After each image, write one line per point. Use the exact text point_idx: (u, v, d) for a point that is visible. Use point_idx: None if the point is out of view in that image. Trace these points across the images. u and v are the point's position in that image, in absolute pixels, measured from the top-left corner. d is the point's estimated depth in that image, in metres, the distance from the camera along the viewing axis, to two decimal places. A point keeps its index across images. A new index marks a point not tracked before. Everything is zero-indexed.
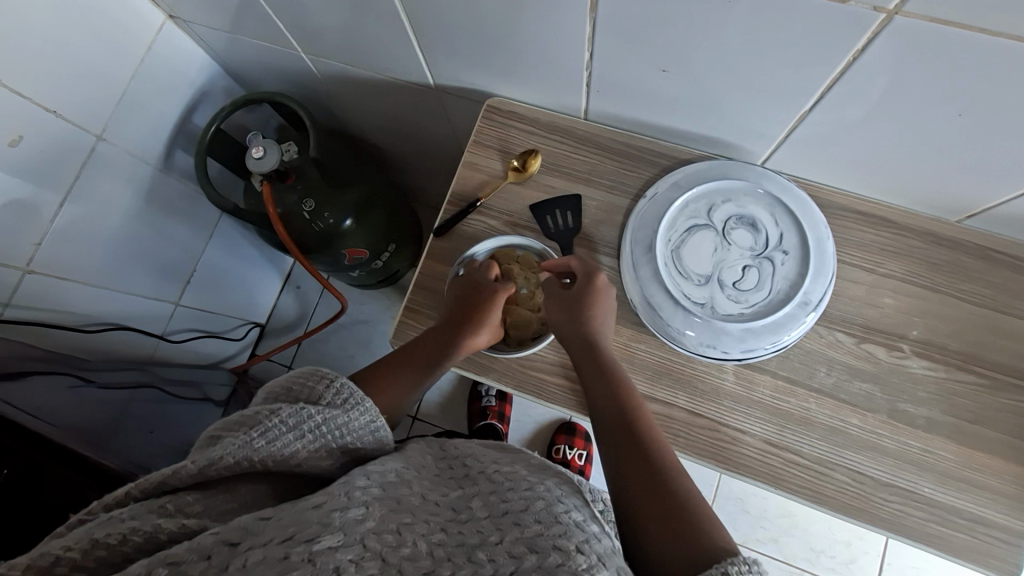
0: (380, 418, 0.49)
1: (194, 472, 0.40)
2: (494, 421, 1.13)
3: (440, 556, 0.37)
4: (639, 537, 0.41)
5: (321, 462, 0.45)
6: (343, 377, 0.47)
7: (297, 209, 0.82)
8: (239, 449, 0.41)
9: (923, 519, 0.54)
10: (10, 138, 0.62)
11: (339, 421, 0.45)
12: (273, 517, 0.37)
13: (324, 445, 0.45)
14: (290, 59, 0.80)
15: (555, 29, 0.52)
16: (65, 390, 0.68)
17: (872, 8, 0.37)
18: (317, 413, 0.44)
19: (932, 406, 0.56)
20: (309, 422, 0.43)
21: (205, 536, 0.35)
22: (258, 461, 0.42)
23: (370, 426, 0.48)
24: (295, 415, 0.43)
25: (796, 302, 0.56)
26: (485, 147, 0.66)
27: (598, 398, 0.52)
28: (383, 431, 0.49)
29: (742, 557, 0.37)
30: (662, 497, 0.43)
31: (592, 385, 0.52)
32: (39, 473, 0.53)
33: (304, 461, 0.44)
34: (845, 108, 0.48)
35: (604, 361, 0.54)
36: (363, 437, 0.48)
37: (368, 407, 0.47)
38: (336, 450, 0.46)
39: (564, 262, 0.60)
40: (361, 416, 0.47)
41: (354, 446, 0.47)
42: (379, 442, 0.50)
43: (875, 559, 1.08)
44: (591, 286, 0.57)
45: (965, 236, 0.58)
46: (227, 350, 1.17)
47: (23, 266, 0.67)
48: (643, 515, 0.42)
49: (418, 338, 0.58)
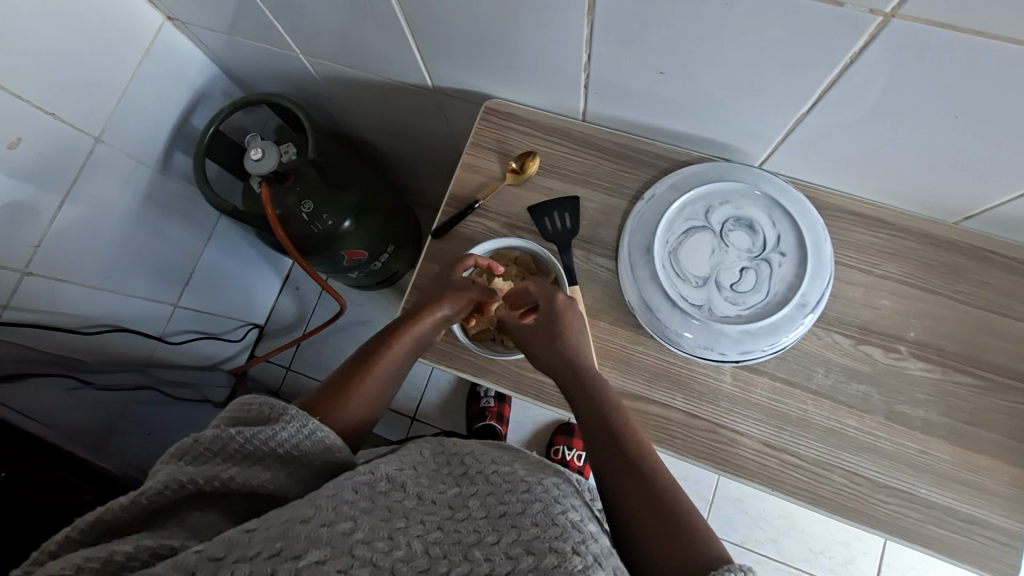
0: (318, 423, 0.47)
1: (127, 505, 0.40)
2: (493, 422, 1.13)
3: (436, 554, 0.38)
4: (638, 537, 0.42)
5: (262, 475, 0.44)
6: (263, 397, 0.48)
7: (296, 210, 0.82)
8: (167, 475, 0.41)
9: (920, 520, 0.54)
10: (9, 140, 0.62)
11: (263, 433, 0.44)
12: (258, 528, 0.37)
13: (257, 458, 0.44)
14: (289, 60, 0.80)
15: (553, 32, 0.52)
16: (62, 391, 0.69)
17: (869, 11, 0.37)
18: (238, 429, 0.44)
19: (930, 407, 0.56)
20: (232, 440, 0.44)
21: (189, 555, 0.35)
22: (190, 481, 0.41)
23: (304, 433, 0.46)
24: (217, 436, 0.44)
25: (794, 304, 0.56)
26: (484, 149, 0.66)
27: (583, 409, 0.52)
28: (324, 433, 0.47)
29: (738, 565, 0.38)
30: (657, 499, 0.43)
31: (579, 395, 0.53)
32: (37, 474, 0.53)
33: (238, 477, 0.43)
34: (842, 110, 0.48)
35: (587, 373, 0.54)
36: (302, 445, 0.46)
37: (294, 413, 0.46)
38: (275, 462, 0.45)
39: (522, 289, 0.60)
40: (289, 424, 0.45)
41: (295, 456, 0.45)
42: (325, 445, 0.47)
43: (874, 560, 1.08)
44: (554, 304, 0.57)
45: (962, 237, 0.58)
46: (225, 351, 1.17)
47: (21, 268, 0.67)
48: (640, 511, 0.43)
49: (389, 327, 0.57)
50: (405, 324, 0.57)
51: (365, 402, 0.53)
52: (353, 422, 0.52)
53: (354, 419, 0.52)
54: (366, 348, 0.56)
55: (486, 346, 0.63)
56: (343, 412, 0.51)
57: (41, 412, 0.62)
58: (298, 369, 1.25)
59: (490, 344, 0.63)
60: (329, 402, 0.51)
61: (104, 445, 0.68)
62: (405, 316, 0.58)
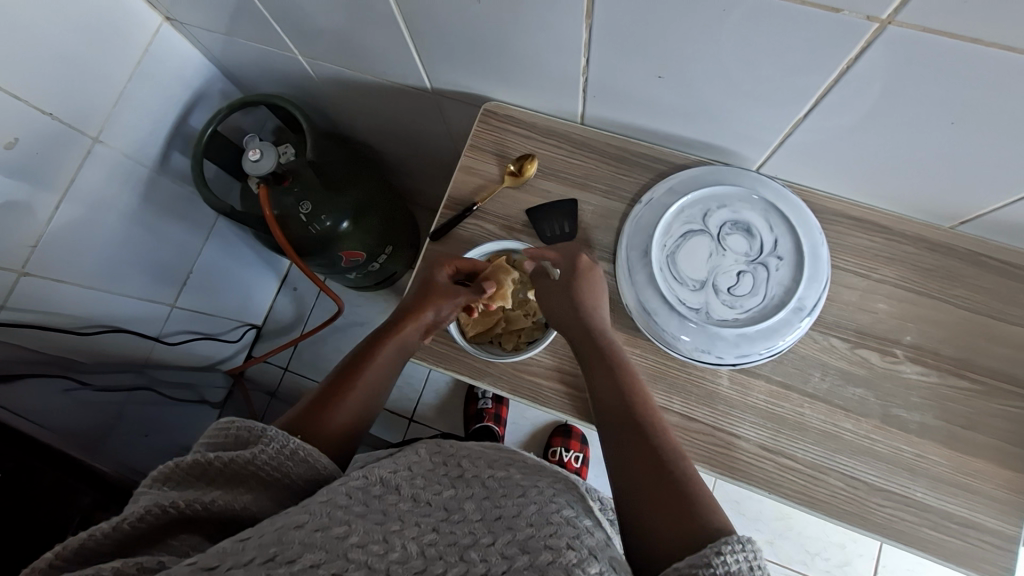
0: (299, 441, 0.46)
1: (109, 531, 0.39)
2: (491, 424, 1.13)
3: (432, 555, 0.38)
4: (644, 527, 0.42)
5: (245, 499, 0.44)
6: (240, 420, 0.47)
7: (293, 211, 0.81)
8: (148, 500, 0.41)
9: (916, 524, 0.54)
10: (5, 141, 0.62)
11: (242, 456, 0.44)
12: (251, 537, 0.38)
13: (239, 481, 0.44)
14: (288, 62, 0.80)
15: (551, 36, 0.52)
16: (56, 393, 0.69)
17: (866, 18, 0.38)
18: (217, 454, 0.44)
19: (925, 411, 0.56)
20: (211, 464, 0.44)
21: (182, 567, 0.35)
22: (171, 506, 0.41)
23: (284, 452, 0.45)
24: (196, 461, 0.44)
25: (791, 307, 0.57)
26: (483, 152, 0.66)
27: (604, 390, 0.52)
28: (303, 450, 0.46)
29: (737, 536, 0.38)
30: (673, 490, 0.43)
31: (597, 374, 0.54)
32: (33, 478, 0.53)
33: (220, 499, 0.43)
34: (838, 115, 0.48)
35: (605, 352, 0.55)
36: (284, 467, 0.45)
37: (272, 434, 0.45)
38: (257, 485, 0.45)
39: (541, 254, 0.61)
40: (268, 446, 0.45)
41: (277, 478, 0.45)
42: (308, 464, 0.46)
43: (870, 562, 1.09)
44: (575, 272, 0.59)
45: (959, 242, 0.58)
46: (223, 351, 1.17)
47: (18, 269, 0.67)
48: (651, 504, 0.43)
49: (375, 339, 0.58)
50: (392, 330, 0.58)
51: (356, 413, 0.53)
52: (344, 429, 0.51)
53: (344, 425, 0.51)
54: (352, 356, 0.57)
55: (484, 348, 0.63)
56: (332, 421, 0.50)
57: (36, 415, 0.62)
58: (296, 370, 1.25)
59: (488, 345, 0.63)
60: (318, 412, 0.50)
61: (100, 447, 0.68)
62: (394, 322, 0.59)
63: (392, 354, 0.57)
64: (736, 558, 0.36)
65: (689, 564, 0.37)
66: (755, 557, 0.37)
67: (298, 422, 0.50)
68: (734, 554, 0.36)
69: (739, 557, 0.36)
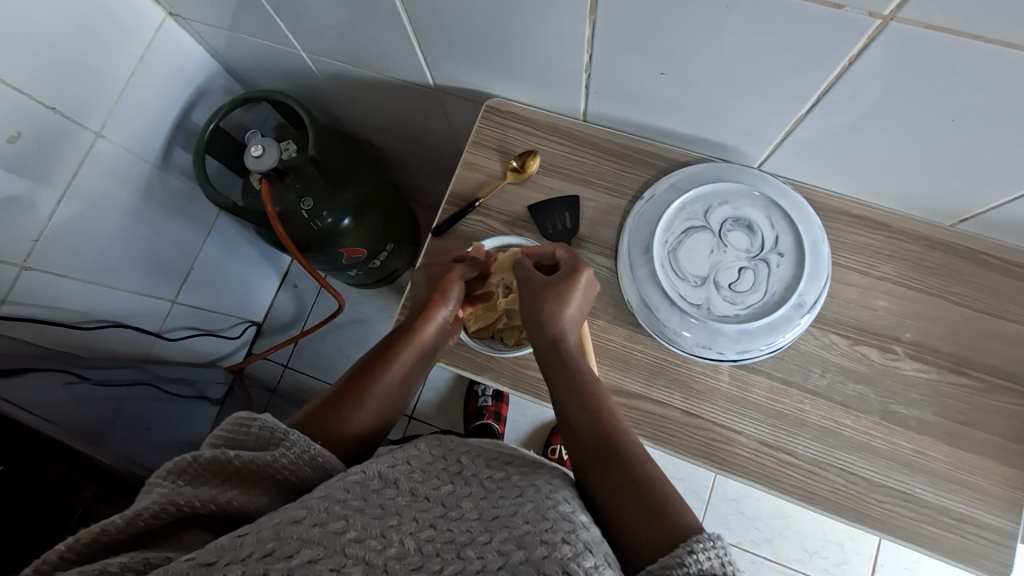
0: (318, 445, 0.46)
1: (123, 526, 0.39)
2: (490, 422, 1.13)
3: (429, 551, 0.38)
4: (627, 545, 0.41)
5: (258, 500, 0.44)
6: (262, 417, 0.46)
7: (295, 208, 0.82)
8: (163, 495, 0.41)
9: (915, 520, 0.54)
10: (9, 134, 0.62)
11: (259, 458, 0.44)
12: (249, 533, 0.38)
13: (254, 481, 0.45)
14: (290, 58, 0.81)
15: (554, 32, 0.52)
16: (58, 386, 0.69)
17: (868, 15, 0.38)
18: (236, 454, 0.44)
19: (924, 407, 0.56)
20: (228, 463, 0.44)
21: (182, 563, 0.36)
22: (186, 504, 0.41)
23: (305, 458, 0.45)
24: (214, 458, 0.44)
25: (791, 304, 0.57)
26: (485, 148, 0.67)
27: (570, 409, 0.51)
28: (323, 455, 0.46)
29: (707, 533, 0.39)
30: (653, 503, 0.43)
31: (561, 390, 0.53)
32: (34, 471, 0.53)
33: (235, 500, 0.43)
34: (839, 113, 0.49)
35: (574, 367, 0.54)
36: (300, 472, 0.45)
37: (293, 439, 0.45)
38: (271, 486, 0.45)
39: (552, 248, 0.60)
40: (289, 451, 0.45)
41: (290, 481, 0.45)
42: (325, 470, 0.46)
43: (868, 560, 1.09)
44: (560, 281, 0.56)
45: (958, 239, 0.59)
46: (223, 349, 1.17)
47: (19, 263, 0.67)
48: (634, 522, 0.42)
49: (394, 339, 0.58)
50: (409, 331, 0.57)
51: (369, 417, 0.52)
52: (357, 431, 0.51)
53: (356, 428, 0.51)
54: (371, 356, 0.56)
55: (485, 343, 0.63)
56: (346, 423, 0.50)
57: (37, 408, 0.62)
58: (295, 368, 1.25)
59: (490, 341, 0.63)
60: (331, 416, 0.50)
61: (102, 443, 0.68)
62: (410, 323, 0.58)
63: (407, 354, 0.56)
64: (707, 555, 0.37)
65: (663, 566, 0.38)
66: (725, 553, 0.38)
67: (313, 422, 0.50)
68: (705, 552, 0.37)
69: (709, 554, 0.37)
